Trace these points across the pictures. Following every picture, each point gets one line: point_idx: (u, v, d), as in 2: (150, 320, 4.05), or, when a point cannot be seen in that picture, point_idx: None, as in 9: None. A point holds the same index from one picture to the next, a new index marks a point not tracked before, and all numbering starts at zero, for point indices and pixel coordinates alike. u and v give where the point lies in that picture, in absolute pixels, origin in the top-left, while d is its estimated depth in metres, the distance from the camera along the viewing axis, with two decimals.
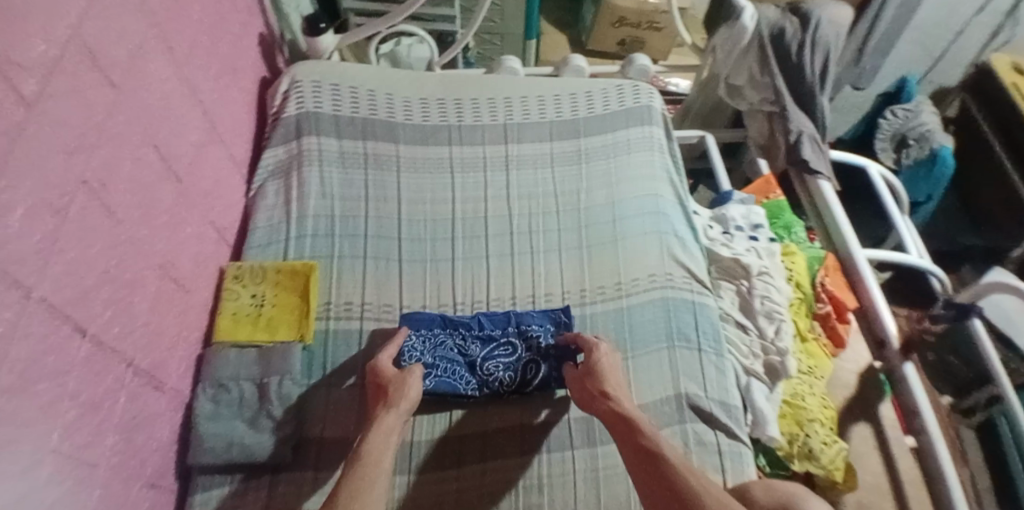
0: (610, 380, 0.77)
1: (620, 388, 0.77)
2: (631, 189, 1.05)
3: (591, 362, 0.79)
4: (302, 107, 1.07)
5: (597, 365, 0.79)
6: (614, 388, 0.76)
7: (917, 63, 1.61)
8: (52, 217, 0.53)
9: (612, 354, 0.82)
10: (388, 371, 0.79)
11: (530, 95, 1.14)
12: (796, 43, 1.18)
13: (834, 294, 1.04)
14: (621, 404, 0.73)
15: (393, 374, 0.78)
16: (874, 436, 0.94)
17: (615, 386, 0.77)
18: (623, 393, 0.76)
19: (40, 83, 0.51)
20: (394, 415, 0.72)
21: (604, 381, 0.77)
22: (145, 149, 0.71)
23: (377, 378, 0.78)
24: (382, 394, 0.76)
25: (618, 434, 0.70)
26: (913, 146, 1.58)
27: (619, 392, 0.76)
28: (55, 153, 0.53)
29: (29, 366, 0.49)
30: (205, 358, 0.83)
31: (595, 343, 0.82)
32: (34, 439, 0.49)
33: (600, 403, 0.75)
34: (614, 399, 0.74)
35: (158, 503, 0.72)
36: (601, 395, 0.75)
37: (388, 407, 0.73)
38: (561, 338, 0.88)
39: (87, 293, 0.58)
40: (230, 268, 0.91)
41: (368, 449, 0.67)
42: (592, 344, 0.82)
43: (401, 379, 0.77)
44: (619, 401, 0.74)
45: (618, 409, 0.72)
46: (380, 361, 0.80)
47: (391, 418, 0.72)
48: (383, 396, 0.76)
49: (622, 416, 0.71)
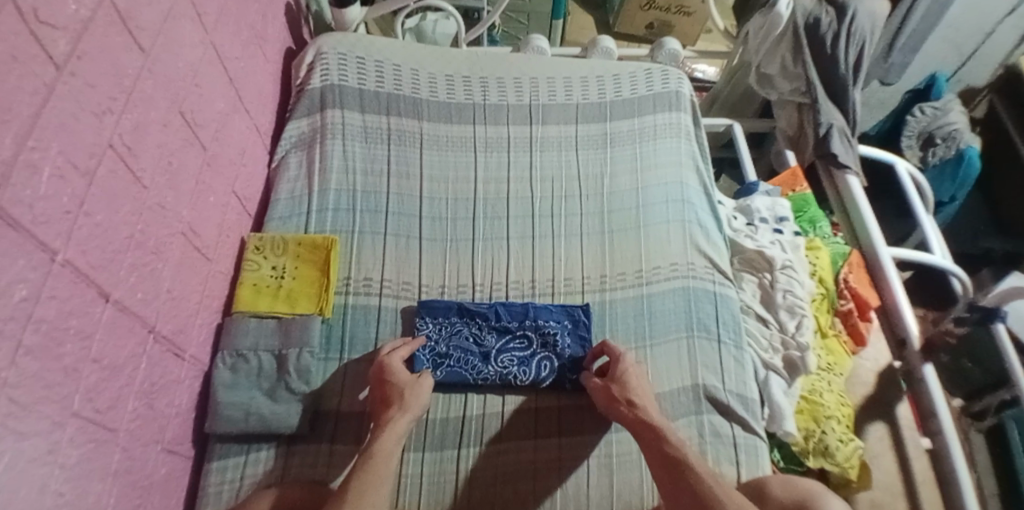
0: (638, 389, 0.76)
1: (644, 396, 0.76)
2: (657, 176, 1.03)
3: (617, 371, 0.78)
4: (327, 80, 1.06)
5: (625, 375, 0.78)
6: (641, 397, 0.75)
7: (946, 61, 1.57)
8: (79, 180, 0.52)
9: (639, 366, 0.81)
10: (399, 371, 0.78)
11: (557, 75, 1.12)
12: (831, 34, 1.14)
13: (857, 291, 1.02)
14: (650, 413, 0.73)
15: (402, 375, 0.77)
16: (890, 436, 0.93)
17: (642, 396, 0.76)
18: (650, 403, 0.76)
19: (71, 44, 0.51)
20: (404, 414, 0.73)
21: (633, 390, 0.76)
22: (172, 115, 0.70)
23: (385, 372, 0.78)
24: (387, 392, 0.76)
25: (646, 442, 0.69)
26: (940, 146, 1.53)
27: (647, 402, 0.75)
28: (85, 115, 0.53)
29: (54, 328, 0.49)
30: (225, 328, 0.83)
31: (623, 353, 0.81)
32: (57, 400, 0.50)
33: (627, 412, 0.73)
34: (642, 408, 0.73)
35: (175, 470, 0.73)
36: (628, 403, 0.74)
37: (400, 408, 0.73)
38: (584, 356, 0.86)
39: (112, 258, 0.58)
40: (252, 238, 0.90)
41: (379, 448, 0.68)
42: (618, 353, 0.81)
43: (413, 384, 0.77)
44: (646, 410, 0.73)
45: (647, 417, 0.72)
46: (387, 354, 0.80)
47: (405, 420, 0.72)
48: (387, 396, 0.75)
49: (651, 425, 0.71)
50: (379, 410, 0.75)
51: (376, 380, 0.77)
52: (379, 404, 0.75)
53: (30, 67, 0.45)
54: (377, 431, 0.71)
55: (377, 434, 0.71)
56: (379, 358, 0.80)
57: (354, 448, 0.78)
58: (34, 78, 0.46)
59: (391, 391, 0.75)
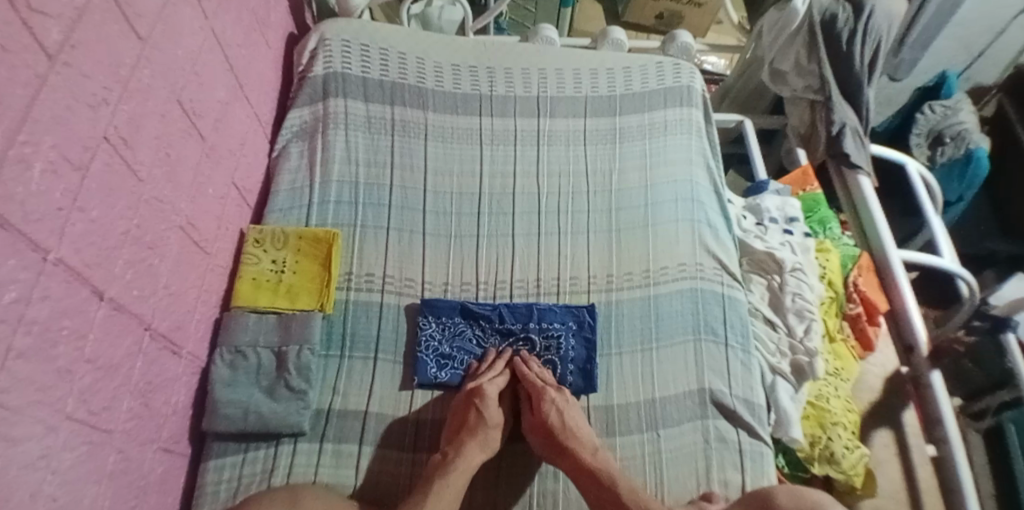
0: (568, 426, 0.76)
1: (579, 434, 0.75)
2: (666, 173, 1.01)
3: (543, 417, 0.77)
4: (329, 67, 1.03)
5: (547, 417, 0.77)
6: (574, 435, 0.75)
7: (956, 59, 1.55)
8: (73, 175, 0.50)
9: (561, 392, 0.80)
10: (490, 400, 0.78)
11: (565, 67, 1.09)
12: (848, 30, 1.11)
13: (866, 295, 1.01)
14: (586, 454, 0.73)
15: (491, 405, 0.77)
16: (895, 443, 0.92)
17: (573, 432, 0.75)
18: (585, 437, 0.75)
19: (65, 33, 0.48)
20: (477, 448, 0.73)
21: (562, 429, 0.75)
22: (171, 105, 0.67)
23: (475, 397, 0.78)
24: (470, 417, 0.76)
25: (587, 490, 0.71)
26: (948, 145, 1.50)
27: (581, 438, 0.75)
28: (79, 107, 0.50)
29: (46, 329, 0.47)
30: (223, 323, 0.81)
31: (541, 391, 0.80)
32: (50, 403, 0.48)
33: (563, 457, 0.73)
34: (577, 450, 0.73)
35: (172, 468, 0.71)
36: (562, 447, 0.74)
37: (474, 441, 0.73)
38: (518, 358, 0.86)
39: (107, 254, 0.56)
40: (251, 231, 0.88)
41: (450, 480, 0.69)
42: (541, 393, 0.80)
43: (494, 421, 0.77)
44: (581, 451, 0.73)
45: (584, 461, 0.72)
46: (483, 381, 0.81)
47: (477, 455, 0.72)
48: (469, 421, 0.76)
49: (588, 470, 0.71)
50: (456, 432, 0.75)
51: (465, 404, 0.78)
52: (458, 426, 0.76)
53: (22, 57, 0.43)
54: (451, 456, 0.72)
55: (451, 459, 0.71)
56: (472, 383, 0.81)
57: (357, 449, 0.76)
58: (26, 68, 0.43)
59: (472, 420, 0.76)
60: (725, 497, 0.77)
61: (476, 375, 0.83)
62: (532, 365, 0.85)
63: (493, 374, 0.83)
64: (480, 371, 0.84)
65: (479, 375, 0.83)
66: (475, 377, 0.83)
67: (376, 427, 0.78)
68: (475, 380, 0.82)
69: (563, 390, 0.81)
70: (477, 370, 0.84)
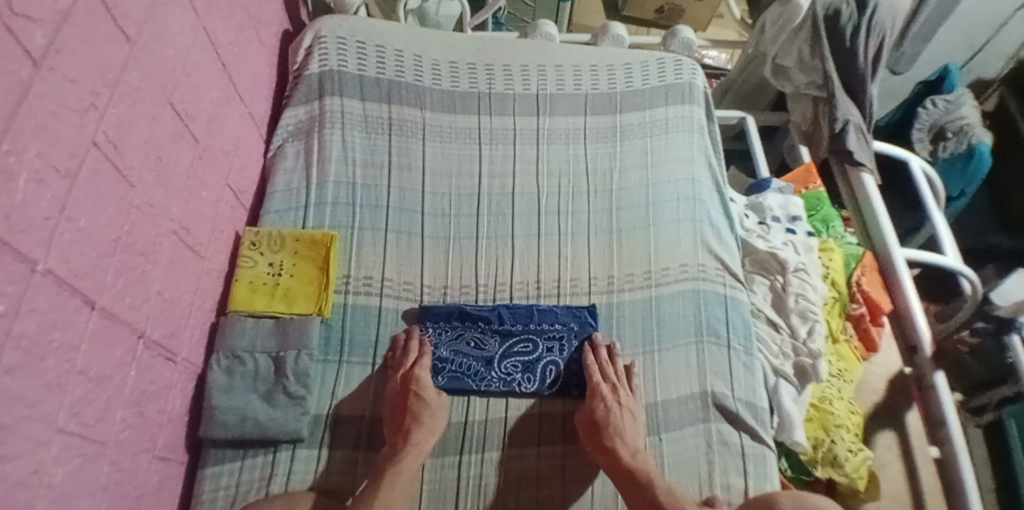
0: (613, 425, 0.74)
1: (629, 436, 0.74)
2: (668, 172, 1.00)
3: (594, 413, 0.76)
4: (325, 66, 1.01)
5: (596, 413, 0.76)
6: (617, 435, 0.74)
7: (957, 52, 1.53)
8: (60, 183, 0.49)
9: (615, 390, 0.78)
10: (425, 383, 0.76)
11: (565, 63, 1.07)
12: (852, 26, 1.09)
13: (870, 295, 0.99)
14: (626, 454, 0.72)
15: (429, 387, 0.76)
16: (898, 444, 0.92)
17: (617, 432, 0.74)
18: (629, 437, 0.74)
19: (49, 37, 0.47)
20: (426, 434, 0.72)
21: (607, 427, 0.74)
22: (161, 107, 0.66)
23: (412, 383, 0.76)
24: (408, 402, 0.75)
25: (627, 491, 0.70)
26: (950, 139, 1.48)
27: (625, 438, 0.74)
28: (65, 113, 0.49)
29: (34, 344, 0.46)
30: (218, 328, 0.80)
31: (595, 385, 0.78)
32: (41, 417, 0.47)
33: (604, 458, 0.73)
34: (618, 449, 0.72)
35: (169, 477, 0.70)
36: (603, 446, 0.73)
37: (421, 429, 0.72)
38: (583, 345, 0.84)
39: (98, 263, 0.55)
40: (247, 234, 0.87)
41: (401, 468, 0.69)
42: (594, 386, 0.79)
43: (436, 403, 0.76)
44: (621, 450, 0.72)
45: (624, 462, 0.71)
46: (414, 365, 0.79)
47: (427, 440, 0.72)
48: (410, 406, 0.75)
49: (628, 471, 0.70)
50: (400, 420, 0.74)
51: (401, 388, 0.77)
52: (400, 415, 0.75)
53: (6, 64, 0.41)
54: (400, 445, 0.71)
55: (400, 451, 0.71)
56: (403, 371, 0.79)
57: (356, 454, 0.75)
58: (9, 75, 0.42)
59: (413, 405, 0.74)
60: (728, 501, 0.76)
61: (397, 364, 0.80)
62: (600, 354, 0.83)
63: (414, 357, 0.80)
64: (401, 358, 0.80)
65: (400, 363, 0.80)
66: (398, 366, 0.80)
67: (375, 430, 0.77)
68: (401, 369, 0.79)
69: (618, 390, 0.78)
70: (395, 358, 0.81)
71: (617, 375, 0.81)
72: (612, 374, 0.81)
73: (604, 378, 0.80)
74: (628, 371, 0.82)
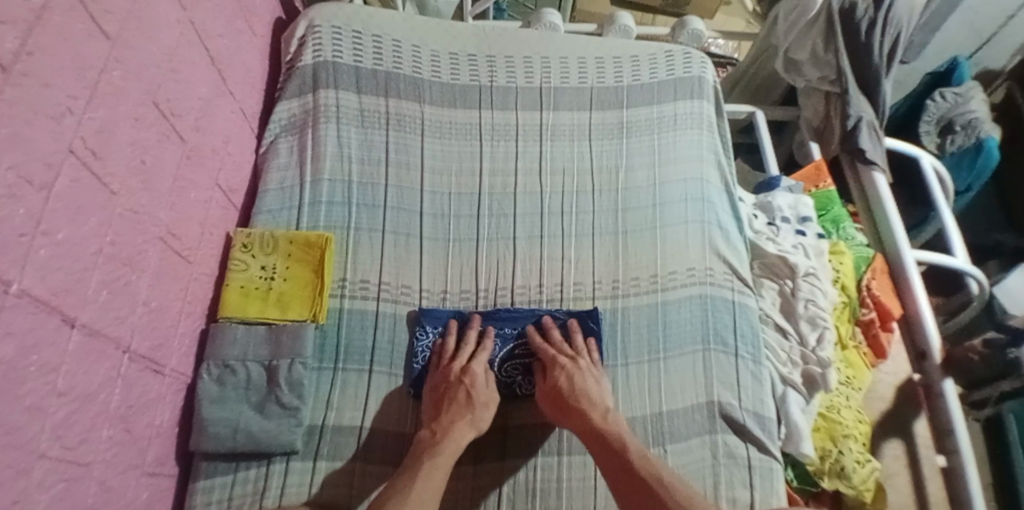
0: (578, 390, 0.74)
1: (596, 401, 0.74)
2: (676, 171, 0.96)
3: (554, 381, 0.76)
4: (319, 55, 0.96)
5: (559, 382, 0.76)
6: (586, 401, 0.74)
7: (965, 43, 1.48)
8: (35, 195, 0.45)
9: (575, 359, 0.78)
10: (479, 380, 0.76)
11: (570, 55, 1.03)
12: (867, 21, 1.05)
13: (880, 300, 0.96)
14: (597, 416, 0.72)
15: (480, 385, 0.76)
16: (906, 455, 0.91)
17: (584, 395, 0.74)
18: (597, 398, 0.74)
19: (21, 39, 0.43)
20: (466, 427, 0.71)
21: (572, 394, 0.74)
22: (146, 107, 0.62)
23: (465, 376, 0.76)
24: (458, 392, 0.75)
25: (595, 449, 0.70)
26: (959, 133, 1.42)
27: (592, 401, 0.74)
28: (40, 120, 0.45)
29: (11, 369, 0.43)
30: (209, 335, 0.77)
31: (554, 357, 0.79)
32: (22, 445, 0.44)
33: (576, 420, 0.72)
34: (590, 412, 0.72)
35: (158, 492, 0.68)
36: (573, 412, 0.73)
37: (466, 419, 0.72)
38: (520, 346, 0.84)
39: (79, 279, 0.51)
40: (238, 235, 0.83)
41: (439, 459, 0.67)
42: (552, 357, 0.79)
43: (484, 398, 0.75)
44: (592, 412, 0.72)
45: (594, 424, 0.71)
46: (466, 362, 0.79)
47: (465, 434, 0.71)
48: (459, 398, 0.74)
49: (597, 432, 0.70)
50: (440, 407, 0.74)
51: (453, 379, 0.76)
52: (444, 403, 0.74)
53: None
54: (440, 436, 0.70)
55: (441, 439, 0.70)
56: (458, 363, 0.78)
57: (351, 466, 0.73)
58: None
59: (459, 395, 0.74)
60: None
61: (444, 352, 0.80)
62: (551, 335, 0.83)
63: (469, 352, 0.80)
64: (451, 353, 0.80)
65: (450, 352, 0.80)
66: (449, 355, 0.80)
67: (372, 441, 0.75)
68: (456, 362, 0.78)
69: (577, 358, 0.78)
70: (443, 349, 0.80)
71: (580, 348, 0.80)
72: (570, 348, 0.80)
73: (564, 349, 0.80)
74: (586, 343, 0.81)
